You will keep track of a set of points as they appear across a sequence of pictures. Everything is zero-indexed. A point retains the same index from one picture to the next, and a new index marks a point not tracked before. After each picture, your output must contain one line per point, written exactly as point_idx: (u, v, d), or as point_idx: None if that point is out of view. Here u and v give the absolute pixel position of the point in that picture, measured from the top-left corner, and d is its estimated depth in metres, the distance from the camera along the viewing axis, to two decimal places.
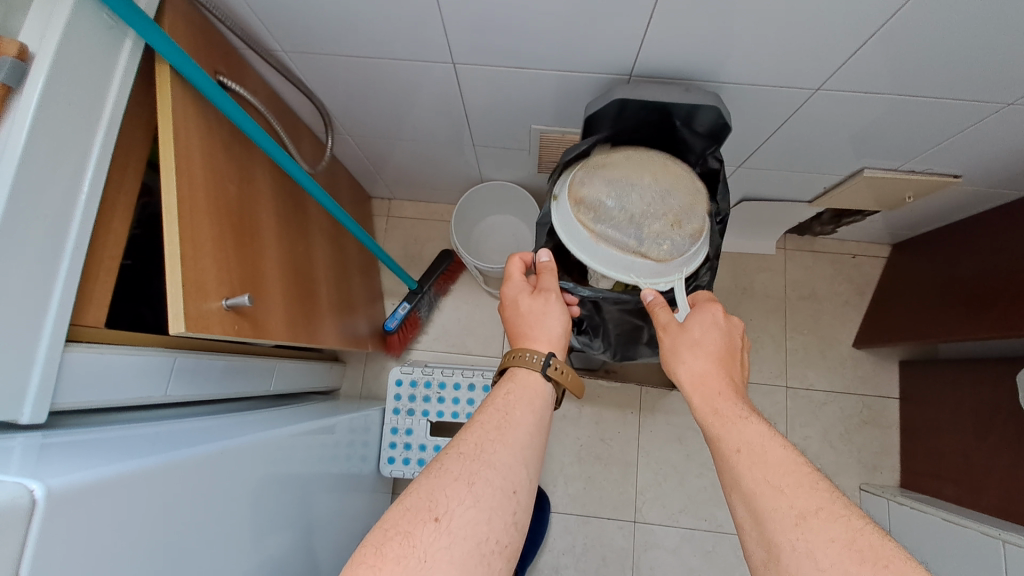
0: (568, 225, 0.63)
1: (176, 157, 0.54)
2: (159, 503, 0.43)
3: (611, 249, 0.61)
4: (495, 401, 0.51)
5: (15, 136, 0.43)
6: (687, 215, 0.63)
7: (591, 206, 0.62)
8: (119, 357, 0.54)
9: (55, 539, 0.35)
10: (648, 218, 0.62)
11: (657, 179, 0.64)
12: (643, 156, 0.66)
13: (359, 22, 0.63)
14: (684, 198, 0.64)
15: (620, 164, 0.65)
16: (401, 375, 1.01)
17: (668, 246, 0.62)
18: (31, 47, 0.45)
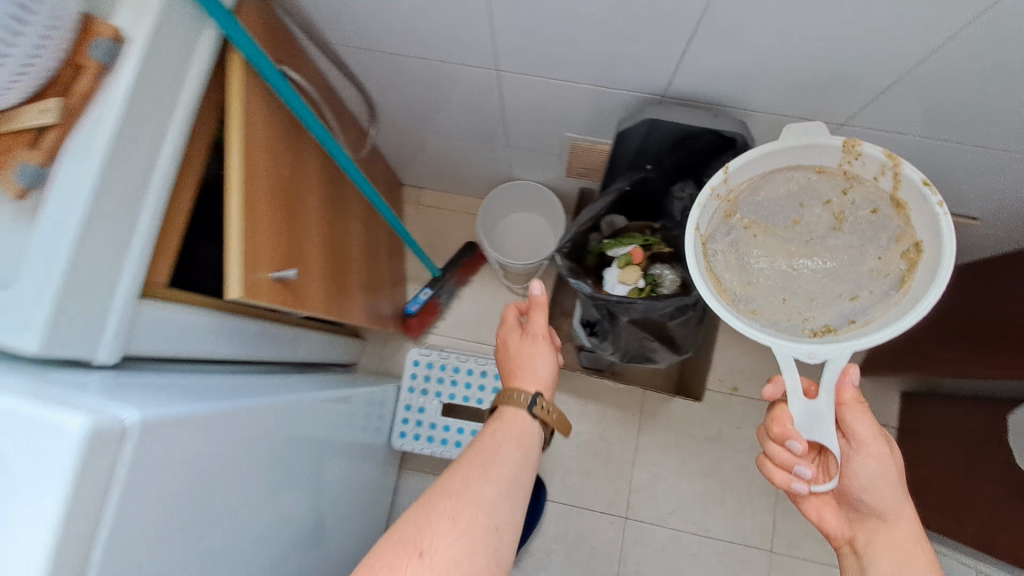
0: (922, 223, 0.54)
1: (242, 139, 0.60)
2: (215, 442, 0.48)
3: (860, 287, 0.58)
4: (482, 442, 0.57)
5: (110, 109, 0.49)
6: (721, 267, 0.59)
7: (844, 220, 0.60)
8: (178, 314, 0.60)
9: (143, 461, 0.39)
10: (769, 275, 0.60)
11: (729, 228, 0.61)
12: (777, 157, 0.58)
13: (416, 25, 0.67)
14: (711, 262, 0.59)
15: (779, 190, 0.60)
16: (419, 357, 1.06)
17: (759, 308, 0.58)
18: (127, 30, 0.51)
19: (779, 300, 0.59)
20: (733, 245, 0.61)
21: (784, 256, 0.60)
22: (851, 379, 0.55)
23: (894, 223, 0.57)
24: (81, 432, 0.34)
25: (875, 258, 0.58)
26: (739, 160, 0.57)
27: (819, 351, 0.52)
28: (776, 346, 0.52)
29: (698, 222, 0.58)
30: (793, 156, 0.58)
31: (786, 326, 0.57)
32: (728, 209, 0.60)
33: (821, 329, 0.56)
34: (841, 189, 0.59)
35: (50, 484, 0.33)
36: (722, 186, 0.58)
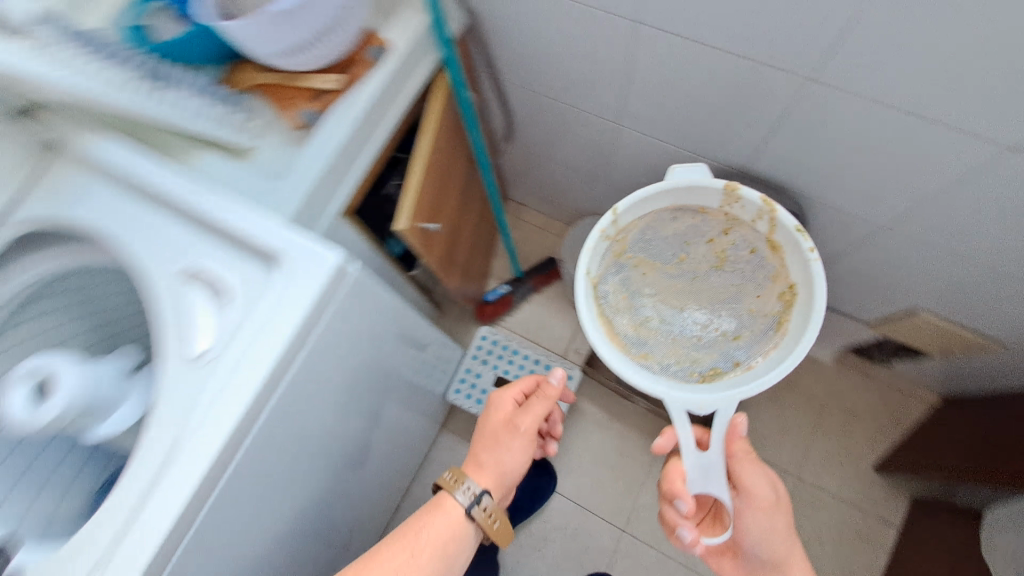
0: (793, 266, 0.75)
1: (434, 127, 0.84)
2: (371, 316, 0.70)
3: (732, 325, 0.77)
4: (407, 530, 0.67)
5: (371, 87, 0.74)
6: (616, 309, 0.78)
7: (726, 258, 0.80)
8: (355, 235, 0.83)
9: (347, 300, 0.61)
10: (662, 320, 0.79)
11: (619, 266, 0.80)
12: (659, 215, 0.80)
13: (565, 79, 0.89)
14: (603, 303, 0.78)
15: (670, 229, 0.81)
16: (487, 333, 1.27)
17: (648, 347, 0.78)
18: (390, 42, 0.77)
19: (665, 339, 0.78)
20: (620, 282, 0.80)
21: (671, 289, 0.81)
22: (739, 429, 0.67)
23: (771, 262, 0.78)
24: (334, 262, 0.56)
25: (748, 296, 0.78)
26: (622, 203, 0.75)
27: (708, 403, 0.69)
28: (669, 399, 0.69)
29: (586, 270, 0.76)
30: (676, 199, 0.78)
31: (677, 371, 0.76)
32: (619, 250, 0.80)
33: (706, 372, 0.75)
34: (717, 232, 0.80)
35: (311, 287, 0.55)
36: (612, 227, 0.77)
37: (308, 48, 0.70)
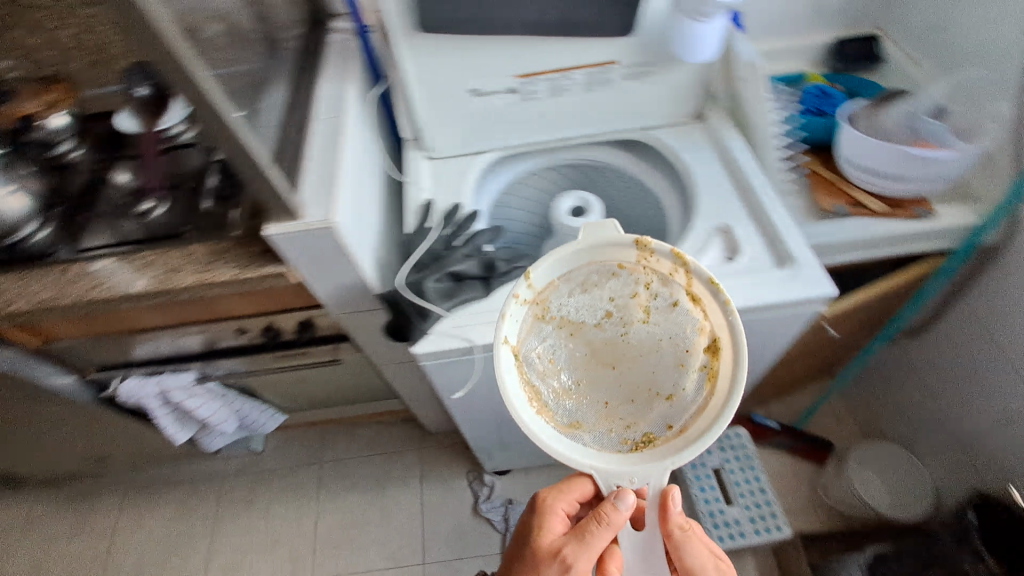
0: (716, 316, 0.66)
1: (893, 280, 1.02)
2: (777, 340, 0.90)
3: (673, 383, 0.70)
4: None
5: (902, 228, 0.95)
6: (538, 369, 0.70)
7: (651, 312, 0.71)
8: None
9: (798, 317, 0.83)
10: (592, 381, 0.72)
11: (541, 329, 0.71)
12: (549, 270, 0.69)
13: None
14: (527, 374, 0.69)
15: (592, 291, 0.71)
16: (739, 433, 1.32)
17: (563, 411, 0.70)
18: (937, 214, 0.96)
19: (601, 400, 0.72)
20: (548, 348, 0.72)
21: (602, 364, 0.73)
22: (676, 498, 0.66)
23: (693, 316, 0.68)
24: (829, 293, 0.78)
25: (684, 350, 0.69)
26: (538, 267, 0.67)
27: (637, 476, 0.66)
28: (603, 472, 0.66)
29: (507, 335, 0.67)
30: (595, 257, 0.69)
31: (609, 440, 0.69)
32: (540, 309, 0.71)
33: (641, 439, 0.68)
34: (643, 287, 0.70)
35: (798, 294, 0.78)
36: (527, 289, 0.69)
37: (885, 178, 0.96)
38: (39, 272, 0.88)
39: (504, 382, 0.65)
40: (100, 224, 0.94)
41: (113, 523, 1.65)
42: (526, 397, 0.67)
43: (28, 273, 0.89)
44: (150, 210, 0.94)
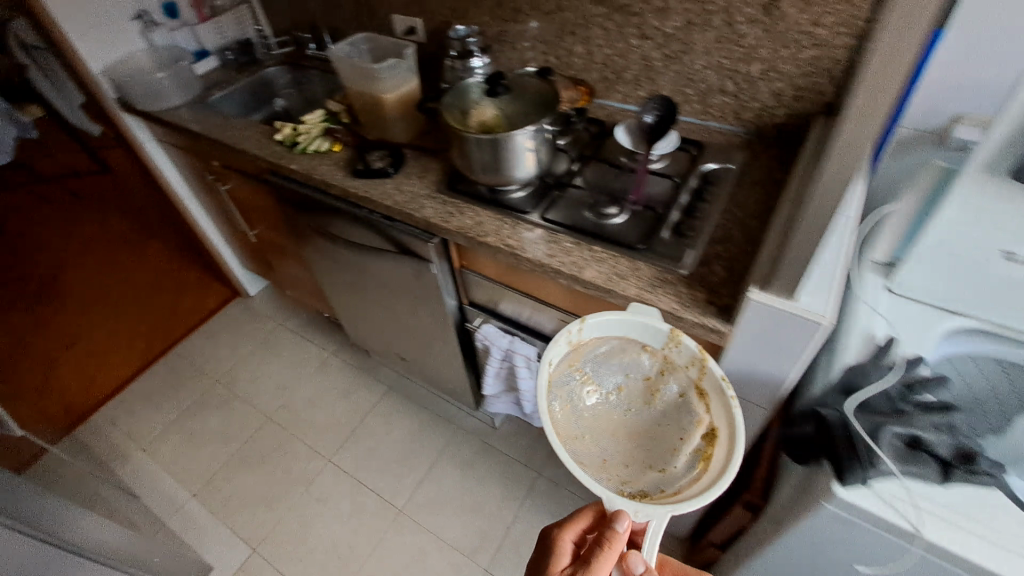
0: (719, 411, 0.80)
1: None
2: None
3: (662, 462, 0.82)
4: None
5: None
6: (558, 402, 0.84)
7: (658, 397, 0.88)
8: None
9: None
10: (589, 429, 0.85)
11: (570, 375, 0.88)
12: (611, 321, 0.87)
13: None
14: (552, 403, 0.82)
15: (621, 361, 0.89)
16: None
17: (573, 448, 0.81)
18: None
19: (598, 457, 0.82)
20: (569, 392, 0.86)
21: (606, 427, 0.87)
22: (636, 564, 0.75)
23: (698, 407, 0.83)
24: None
25: (680, 438, 0.83)
26: (594, 319, 0.86)
27: (644, 511, 0.72)
28: (611, 497, 0.72)
29: (552, 358, 0.83)
30: (629, 337, 0.88)
31: (608, 484, 0.79)
32: (575, 357, 0.87)
33: (636, 492, 0.78)
34: (660, 368, 0.88)
35: None
36: (574, 333, 0.86)
37: None
38: (515, 222, 1.06)
39: (539, 394, 0.77)
40: (567, 208, 1.08)
41: (374, 406, 1.97)
42: (550, 420, 0.79)
43: (507, 218, 1.07)
44: (612, 216, 1.03)
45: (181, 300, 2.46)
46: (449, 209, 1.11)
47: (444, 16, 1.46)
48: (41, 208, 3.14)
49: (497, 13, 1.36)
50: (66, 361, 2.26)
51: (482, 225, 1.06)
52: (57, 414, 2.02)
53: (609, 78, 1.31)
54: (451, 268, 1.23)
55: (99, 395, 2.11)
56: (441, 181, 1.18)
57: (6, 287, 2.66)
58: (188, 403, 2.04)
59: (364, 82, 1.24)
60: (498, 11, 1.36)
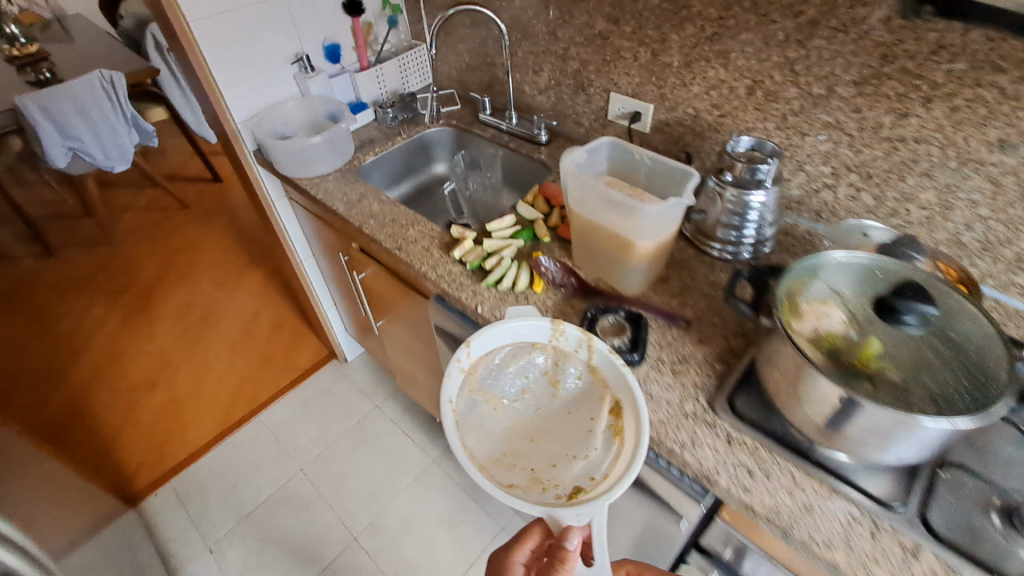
0: (616, 385, 0.77)
1: None
2: None
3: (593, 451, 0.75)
4: None
5: None
6: (468, 430, 0.77)
7: (558, 385, 0.84)
8: None
9: None
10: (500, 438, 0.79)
11: (473, 402, 0.80)
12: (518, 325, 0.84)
13: None
14: (463, 437, 0.75)
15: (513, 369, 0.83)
16: None
17: (502, 476, 0.73)
18: None
19: (529, 468, 0.75)
20: (479, 417, 0.79)
21: (522, 438, 0.78)
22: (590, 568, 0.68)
23: (598, 386, 0.80)
24: None
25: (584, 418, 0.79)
26: (476, 339, 0.80)
27: (584, 511, 0.66)
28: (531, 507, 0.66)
29: (451, 398, 0.77)
30: (517, 339, 0.84)
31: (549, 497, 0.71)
32: (471, 379, 0.81)
33: (567, 492, 0.71)
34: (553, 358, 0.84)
35: None
36: (464, 360, 0.80)
37: None
38: (867, 517, 0.63)
39: (447, 433, 0.73)
40: (961, 509, 0.62)
41: (481, 548, 1.58)
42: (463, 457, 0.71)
43: (852, 506, 0.63)
44: None
45: (276, 346, 2.22)
46: (745, 461, 0.68)
47: (696, 110, 1.08)
48: (147, 212, 3.02)
49: (794, 124, 0.95)
50: (145, 404, 2.03)
51: (811, 514, 0.63)
52: (125, 478, 1.78)
53: (965, 248, 0.87)
54: (692, 533, 0.79)
55: (172, 459, 1.84)
56: (714, 391, 0.76)
57: (100, 299, 2.52)
58: (264, 494, 1.73)
59: (608, 212, 0.85)
60: (796, 122, 0.94)
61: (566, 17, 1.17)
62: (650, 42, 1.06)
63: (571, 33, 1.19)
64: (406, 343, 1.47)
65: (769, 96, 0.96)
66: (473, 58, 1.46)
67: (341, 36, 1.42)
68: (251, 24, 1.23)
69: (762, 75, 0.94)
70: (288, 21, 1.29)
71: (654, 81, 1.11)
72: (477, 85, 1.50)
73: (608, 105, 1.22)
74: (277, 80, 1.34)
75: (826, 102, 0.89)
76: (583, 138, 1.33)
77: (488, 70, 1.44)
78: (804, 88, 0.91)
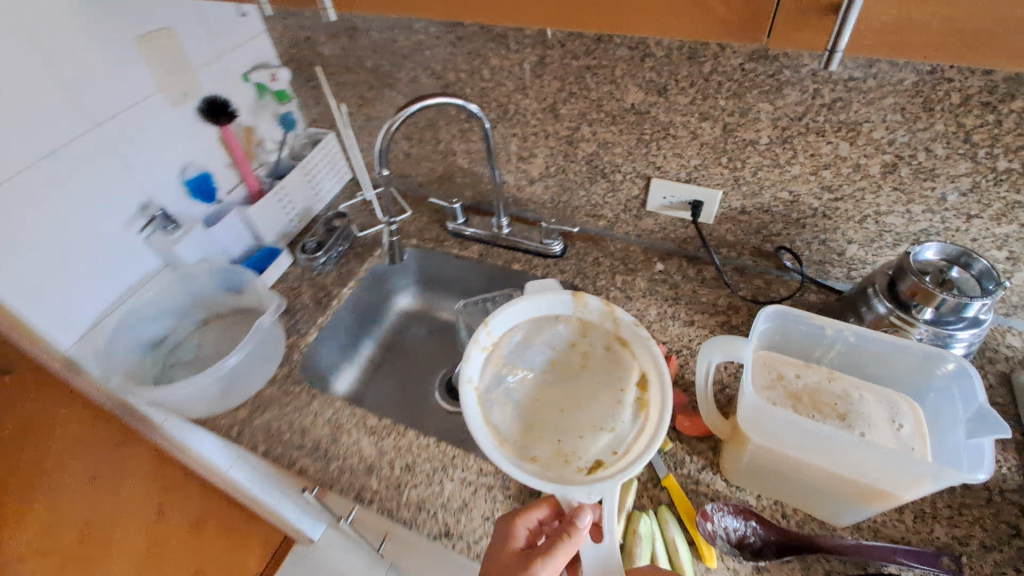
0: (641, 355, 0.66)
1: None
2: None
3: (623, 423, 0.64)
4: None
5: None
6: (488, 403, 0.65)
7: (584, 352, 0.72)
8: None
9: None
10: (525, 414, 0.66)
11: (498, 377, 0.68)
12: (543, 301, 0.71)
13: None
14: (486, 416, 0.63)
15: (542, 342, 0.71)
16: None
17: (517, 451, 0.61)
18: None
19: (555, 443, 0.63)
20: (504, 392, 0.67)
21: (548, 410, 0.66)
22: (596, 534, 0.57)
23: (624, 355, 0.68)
24: None
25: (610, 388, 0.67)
26: (496, 316, 0.69)
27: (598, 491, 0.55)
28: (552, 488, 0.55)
29: (471, 378, 0.65)
30: (541, 311, 0.72)
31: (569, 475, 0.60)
32: (493, 357, 0.69)
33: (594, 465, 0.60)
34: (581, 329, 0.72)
35: None
36: (485, 338, 0.68)
37: None
38: None
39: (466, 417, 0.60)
40: None
41: None
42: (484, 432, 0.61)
43: None
44: None
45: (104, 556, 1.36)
46: None
47: (794, 194, 0.78)
48: None
49: (956, 205, 0.70)
50: None
51: None
52: None
53: None
54: None
55: None
56: None
57: None
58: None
59: (810, 450, 0.53)
60: (959, 202, 0.69)
61: (573, 89, 0.79)
62: (720, 116, 0.73)
63: (581, 109, 0.81)
64: (428, 574, 1.03)
65: (919, 174, 0.69)
66: (415, 147, 1.02)
67: (207, 158, 0.90)
68: (49, 190, 0.68)
69: (912, 149, 0.66)
70: (116, 165, 0.76)
71: (725, 163, 0.78)
72: (427, 177, 1.07)
73: (646, 194, 0.88)
74: (122, 261, 0.80)
75: (1015, 177, 0.64)
76: (605, 232, 0.99)
77: (443, 159, 1.02)
78: (981, 162, 0.64)
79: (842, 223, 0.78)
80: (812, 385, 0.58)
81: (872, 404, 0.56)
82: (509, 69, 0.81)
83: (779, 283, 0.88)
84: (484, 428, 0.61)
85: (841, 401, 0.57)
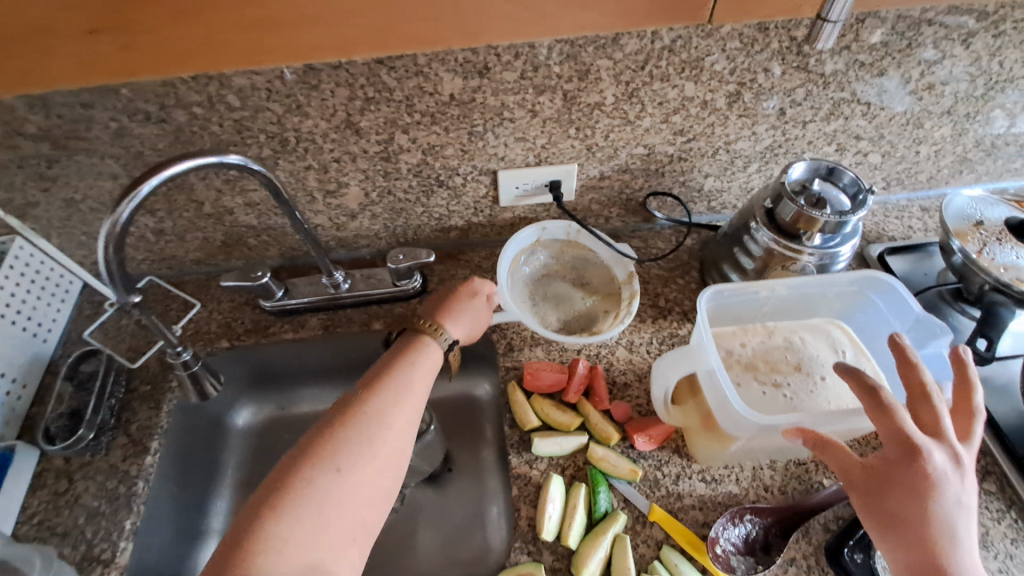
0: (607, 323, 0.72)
1: None
2: None
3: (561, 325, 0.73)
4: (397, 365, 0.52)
5: None
6: (532, 248, 0.77)
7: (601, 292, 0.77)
8: None
9: None
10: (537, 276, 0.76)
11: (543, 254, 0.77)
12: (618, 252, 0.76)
13: None
14: (521, 250, 0.76)
15: (590, 270, 0.77)
16: None
17: (514, 274, 0.75)
18: None
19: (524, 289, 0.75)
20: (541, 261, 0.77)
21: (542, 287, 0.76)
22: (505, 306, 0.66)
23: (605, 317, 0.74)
24: None
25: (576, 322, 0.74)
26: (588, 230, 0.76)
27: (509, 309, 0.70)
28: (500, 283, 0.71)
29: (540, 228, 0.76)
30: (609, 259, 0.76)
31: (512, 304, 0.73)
32: (566, 243, 0.77)
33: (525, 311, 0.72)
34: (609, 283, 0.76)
35: None
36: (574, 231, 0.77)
37: None
38: None
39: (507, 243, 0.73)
40: None
41: None
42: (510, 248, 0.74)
43: None
44: None
45: None
46: None
47: (650, 147, 0.70)
48: None
49: (793, 116, 0.69)
50: None
51: None
52: None
53: (967, 161, 0.80)
54: None
55: None
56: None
57: None
58: None
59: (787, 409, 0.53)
60: (797, 113, 0.68)
61: (370, 93, 0.59)
62: (558, 84, 0.60)
63: (387, 116, 0.62)
64: None
65: (759, 97, 0.65)
66: (170, 219, 0.72)
67: None
68: None
69: (752, 73, 0.62)
70: None
71: (574, 134, 0.66)
72: (202, 250, 0.77)
73: (495, 190, 0.73)
74: None
75: (839, 78, 0.65)
76: (461, 244, 0.82)
77: (217, 223, 0.73)
78: (810, 71, 0.63)
79: (698, 161, 0.73)
80: (760, 348, 0.60)
81: (812, 343, 0.61)
82: (267, 86, 0.57)
83: (654, 236, 0.83)
84: (513, 250, 0.75)
85: (789, 352, 0.60)
